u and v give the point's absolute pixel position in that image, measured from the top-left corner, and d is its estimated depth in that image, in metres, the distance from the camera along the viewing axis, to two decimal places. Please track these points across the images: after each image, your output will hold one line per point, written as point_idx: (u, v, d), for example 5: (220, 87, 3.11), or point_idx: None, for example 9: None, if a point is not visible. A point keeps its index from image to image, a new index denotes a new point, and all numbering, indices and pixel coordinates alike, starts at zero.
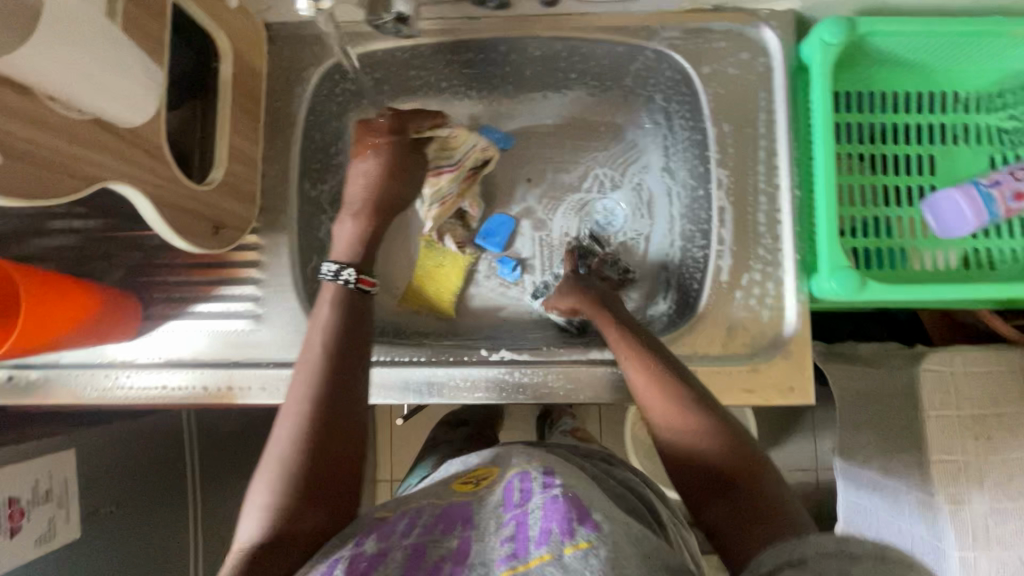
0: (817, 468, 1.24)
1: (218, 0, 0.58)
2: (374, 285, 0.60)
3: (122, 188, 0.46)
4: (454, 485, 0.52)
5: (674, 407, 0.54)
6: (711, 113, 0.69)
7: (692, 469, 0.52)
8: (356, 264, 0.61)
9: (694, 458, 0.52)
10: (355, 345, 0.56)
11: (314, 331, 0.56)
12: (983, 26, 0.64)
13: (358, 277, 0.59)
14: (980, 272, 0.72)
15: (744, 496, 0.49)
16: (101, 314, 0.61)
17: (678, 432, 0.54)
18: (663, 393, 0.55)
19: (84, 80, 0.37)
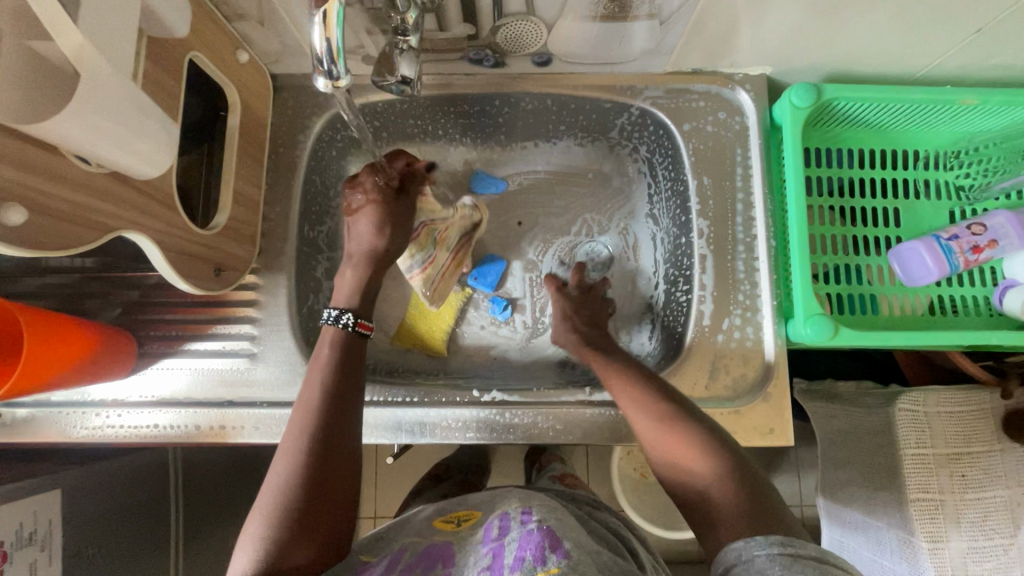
0: (801, 505, 1.26)
1: (230, 56, 0.62)
2: (371, 329, 0.63)
3: (132, 235, 0.48)
4: (436, 523, 0.55)
5: (659, 423, 0.58)
6: (692, 166, 0.73)
7: (685, 480, 0.56)
8: (346, 308, 0.63)
9: (684, 470, 0.56)
10: (350, 383, 0.57)
11: (313, 371, 0.58)
12: (937, 95, 0.70)
13: (354, 320, 0.61)
14: (945, 317, 0.77)
15: (734, 500, 0.53)
16: (98, 355, 0.61)
17: (665, 447, 0.57)
18: (647, 411, 0.59)
19: (108, 139, 0.40)
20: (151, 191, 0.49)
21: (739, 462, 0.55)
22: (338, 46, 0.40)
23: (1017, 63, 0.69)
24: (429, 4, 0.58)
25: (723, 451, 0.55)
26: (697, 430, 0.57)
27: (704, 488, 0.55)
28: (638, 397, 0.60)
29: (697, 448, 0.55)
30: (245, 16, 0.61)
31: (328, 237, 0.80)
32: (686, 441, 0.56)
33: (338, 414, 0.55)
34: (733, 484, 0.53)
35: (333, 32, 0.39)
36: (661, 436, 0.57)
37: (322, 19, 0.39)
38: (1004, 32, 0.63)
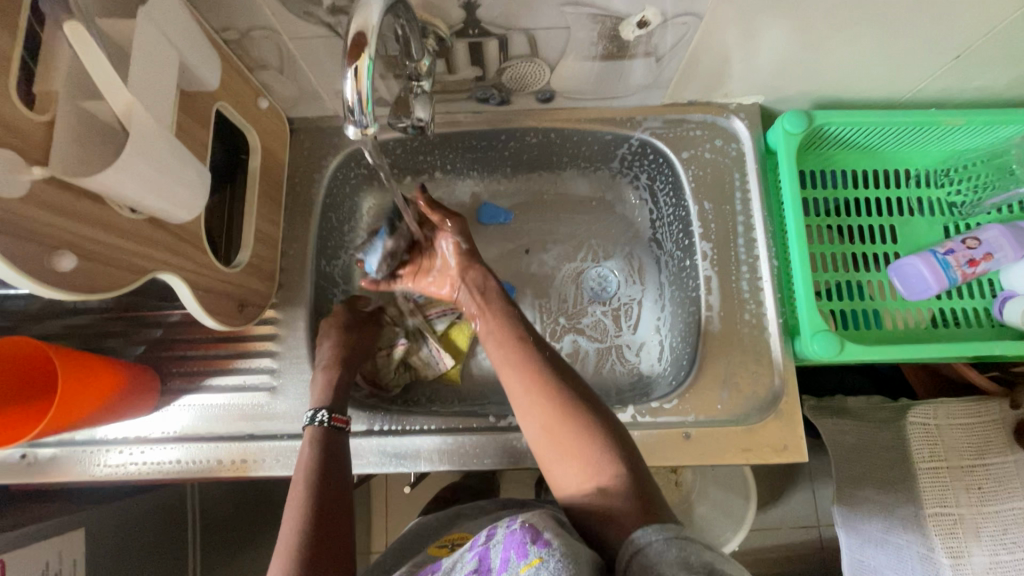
0: (820, 525, 1.25)
1: (251, 103, 0.65)
2: (346, 420, 0.65)
3: (166, 276, 0.50)
4: (431, 550, 0.60)
5: (542, 403, 0.56)
6: (693, 192, 0.76)
7: (560, 462, 0.54)
8: (330, 406, 0.65)
9: (562, 449, 0.54)
10: (334, 476, 0.58)
11: (296, 472, 0.58)
12: (922, 117, 0.73)
13: (330, 416, 0.63)
14: (949, 330, 0.79)
15: (613, 481, 0.51)
16: (124, 394, 0.63)
17: (547, 428, 0.55)
18: (533, 388, 0.57)
19: (150, 187, 0.43)
20: (185, 234, 0.52)
21: (623, 441, 0.53)
22: (368, 100, 0.42)
23: (998, 85, 0.73)
24: (441, 48, 0.62)
25: (606, 429, 0.53)
26: (579, 406, 0.55)
27: (578, 468, 0.53)
28: (525, 374, 0.58)
29: (577, 426, 0.53)
30: (266, 66, 0.65)
31: (342, 271, 0.83)
32: (568, 417, 0.54)
33: (331, 495, 0.56)
34: (615, 463, 0.52)
35: (364, 84, 0.41)
36: (542, 413, 0.55)
37: (353, 73, 0.41)
38: (983, 56, 0.67)
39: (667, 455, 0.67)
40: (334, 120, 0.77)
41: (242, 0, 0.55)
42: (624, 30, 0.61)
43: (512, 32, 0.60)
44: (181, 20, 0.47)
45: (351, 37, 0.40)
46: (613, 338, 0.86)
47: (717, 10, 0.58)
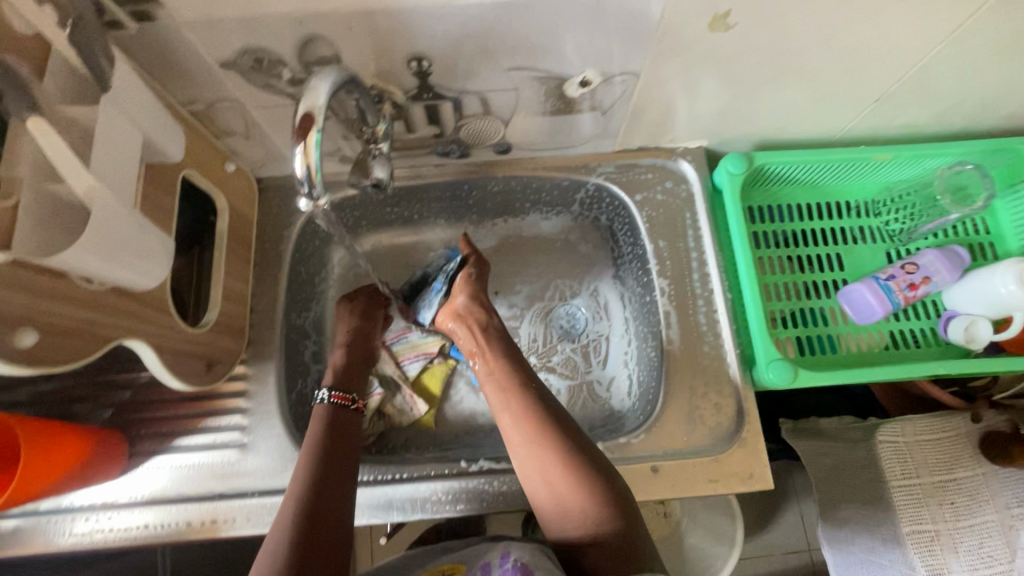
0: (811, 548, 1.25)
1: (218, 168, 0.68)
2: (350, 398, 0.72)
3: (132, 342, 0.52)
4: None
5: (541, 453, 0.58)
6: (648, 232, 0.80)
7: (559, 515, 0.57)
8: (332, 386, 0.73)
9: (562, 505, 0.57)
10: (344, 427, 0.68)
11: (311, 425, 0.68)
12: (852, 154, 0.79)
13: (331, 393, 0.71)
14: (900, 351, 0.83)
15: (608, 535, 0.54)
16: (91, 459, 0.63)
17: (548, 479, 0.58)
18: (531, 438, 0.60)
19: (113, 259, 0.45)
20: (150, 301, 0.54)
21: (619, 493, 0.56)
22: (317, 171, 0.44)
23: (918, 122, 0.79)
24: (398, 111, 0.66)
25: (603, 483, 0.56)
26: (578, 457, 0.57)
27: (576, 523, 0.56)
28: (528, 429, 0.60)
29: (575, 481, 0.56)
30: (232, 132, 0.68)
31: (314, 322, 0.84)
32: (568, 474, 0.57)
33: (341, 441, 0.66)
34: (610, 515, 0.55)
35: (312, 159, 0.43)
36: (542, 466, 0.58)
37: (301, 148, 0.43)
38: (899, 99, 0.73)
39: (639, 490, 0.68)
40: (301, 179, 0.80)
41: (205, 77, 0.58)
42: (568, 89, 0.65)
43: (463, 94, 0.65)
44: (145, 101, 0.50)
45: (299, 117, 0.42)
46: (584, 374, 0.88)
47: (651, 69, 0.63)
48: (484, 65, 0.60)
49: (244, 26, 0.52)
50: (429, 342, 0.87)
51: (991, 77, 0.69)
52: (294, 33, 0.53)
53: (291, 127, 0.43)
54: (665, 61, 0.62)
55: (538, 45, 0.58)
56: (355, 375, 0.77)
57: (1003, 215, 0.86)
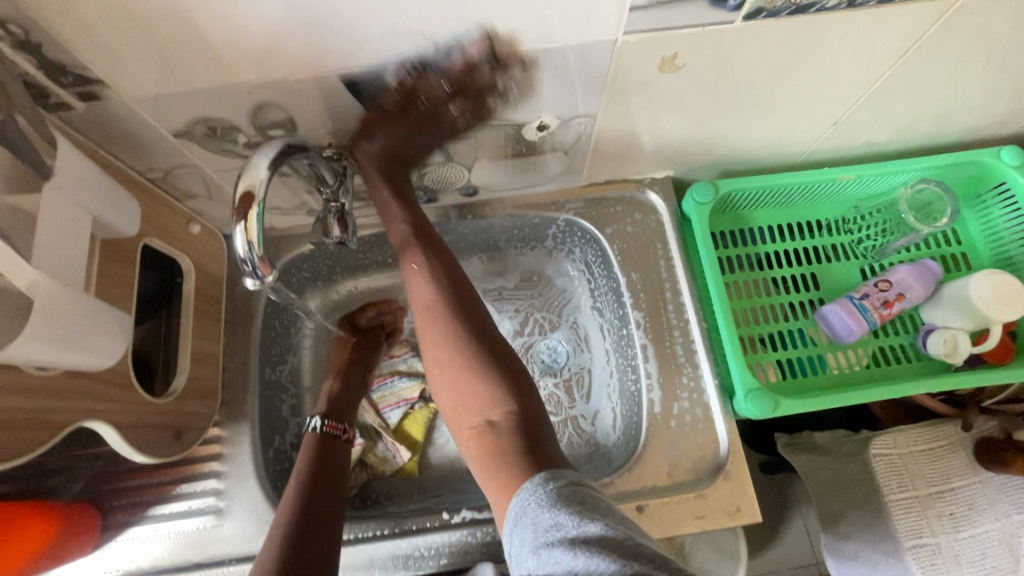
0: (818, 560, 1.19)
1: (181, 231, 0.67)
2: (340, 428, 0.73)
3: (94, 424, 0.51)
4: None
5: (450, 347, 0.63)
6: (620, 265, 0.80)
7: (463, 408, 0.62)
8: (324, 415, 0.74)
9: (467, 401, 0.62)
10: (332, 459, 0.69)
11: (302, 453, 0.69)
12: (815, 176, 0.80)
13: (323, 423, 0.72)
14: (883, 369, 0.82)
15: (501, 428, 0.58)
16: (78, 531, 0.62)
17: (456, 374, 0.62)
18: (443, 334, 0.63)
19: (63, 347, 0.44)
20: (111, 378, 0.53)
21: (521, 391, 0.61)
22: (260, 246, 0.45)
23: (879, 141, 0.79)
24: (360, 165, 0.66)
25: (509, 384, 0.60)
26: (484, 351, 0.62)
27: (474, 415, 0.61)
28: (450, 334, 0.63)
29: (480, 377, 0.61)
30: (194, 195, 0.68)
31: (290, 375, 0.83)
32: (476, 375, 0.61)
33: (328, 474, 0.67)
34: (508, 411, 0.59)
35: (253, 235, 0.44)
36: (452, 361, 0.63)
37: (242, 226, 0.44)
38: (857, 123, 0.74)
39: None
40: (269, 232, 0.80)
41: (159, 146, 0.58)
42: (526, 133, 0.66)
43: (422, 145, 0.65)
44: (94, 179, 0.50)
45: (240, 195, 0.44)
46: (568, 409, 0.87)
47: (606, 110, 0.64)
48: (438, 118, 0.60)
49: (193, 97, 0.52)
50: (408, 387, 0.88)
51: (944, 99, 0.70)
52: (245, 102, 0.54)
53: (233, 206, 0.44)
54: (619, 103, 0.63)
55: (490, 96, 0.58)
56: (348, 401, 0.78)
57: (972, 228, 0.87)
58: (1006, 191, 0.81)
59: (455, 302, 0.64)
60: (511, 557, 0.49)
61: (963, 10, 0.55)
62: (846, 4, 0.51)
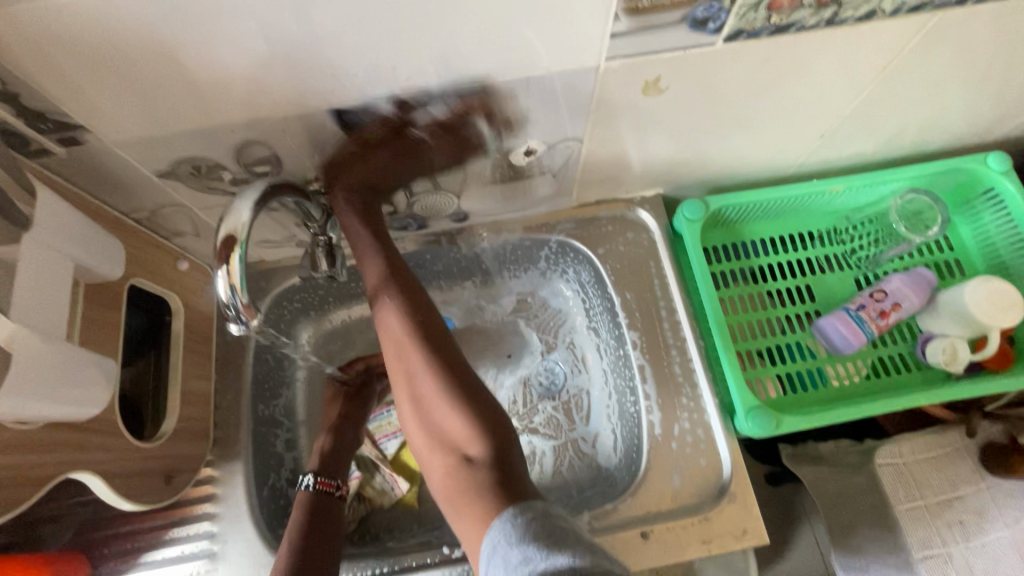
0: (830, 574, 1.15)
1: (168, 270, 0.67)
2: (334, 484, 0.72)
3: (78, 475, 0.50)
4: None
5: (418, 378, 0.59)
6: (614, 284, 0.79)
7: (438, 446, 0.57)
8: (316, 471, 0.73)
9: (442, 437, 0.57)
10: (326, 512, 0.69)
11: (296, 507, 0.69)
12: (804, 190, 0.80)
13: (316, 479, 0.71)
14: (884, 380, 0.82)
15: (474, 463, 0.53)
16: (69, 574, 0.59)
17: (429, 408, 0.58)
18: (410, 364, 0.59)
19: (44, 398, 0.43)
20: (98, 426, 0.52)
21: (495, 422, 0.56)
22: (243, 290, 0.44)
23: (866, 152, 0.79)
24: None
25: (481, 415, 0.56)
26: (450, 382, 0.57)
27: (448, 453, 0.56)
28: (419, 367, 0.59)
29: (451, 409, 0.56)
30: (182, 233, 0.67)
31: (284, 409, 0.81)
32: (449, 408, 0.57)
33: (322, 527, 0.66)
34: (482, 444, 0.54)
35: (236, 279, 0.43)
36: (422, 393, 0.59)
37: (225, 270, 0.43)
38: (843, 136, 0.74)
39: (629, 559, 0.65)
40: (259, 266, 0.79)
41: (144, 186, 0.58)
42: (514, 158, 0.66)
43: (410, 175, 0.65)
44: (76, 225, 0.49)
45: (221, 240, 0.43)
46: (568, 433, 0.85)
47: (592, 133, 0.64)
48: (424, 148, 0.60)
49: (177, 138, 0.52)
50: None
51: (927, 110, 0.70)
52: (228, 140, 0.53)
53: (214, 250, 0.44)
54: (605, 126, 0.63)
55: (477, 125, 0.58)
56: (342, 460, 0.76)
57: (965, 234, 0.87)
58: (996, 197, 0.81)
59: (422, 335, 0.60)
60: None
61: (940, 25, 0.55)
62: (827, 23, 0.52)
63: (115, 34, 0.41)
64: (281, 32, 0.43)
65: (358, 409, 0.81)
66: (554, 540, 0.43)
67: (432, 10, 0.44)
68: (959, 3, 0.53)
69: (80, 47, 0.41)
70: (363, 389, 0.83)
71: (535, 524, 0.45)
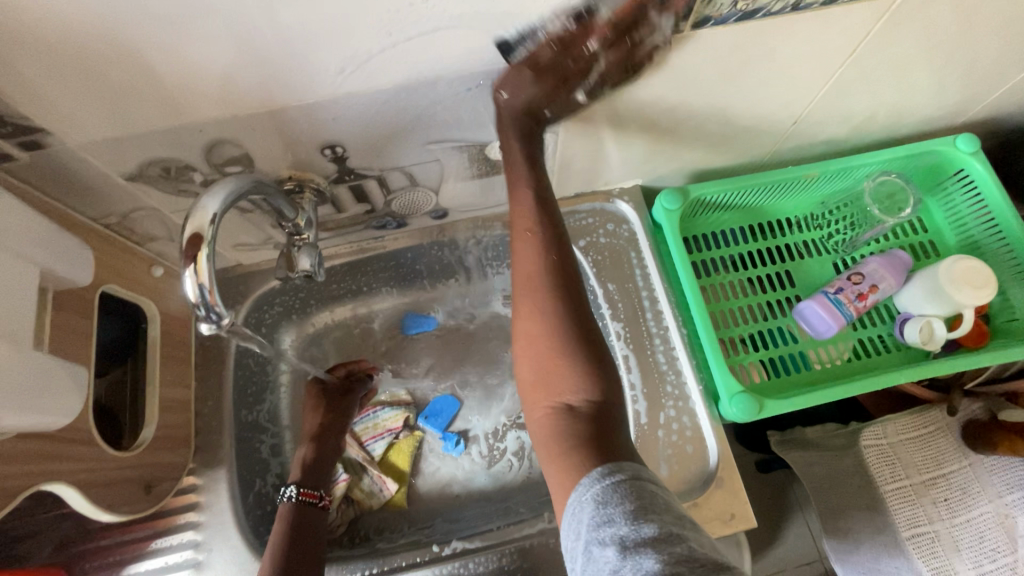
0: (823, 557, 1.16)
1: (143, 276, 0.66)
2: (317, 495, 0.71)
3: (51, 486, 0.49)
4: None
5: (532, 307, 0.54)
6: (596, 276, 0.79)
7: (536, 385, 0.53)
8: (299, 481, 0.72)
9: (544, 377, 0.53)
10: (310, 518, 0.68)
11: (280, 513, 0.68)
12: (781, 176, 0.81)
13: (298, 491, 0.70)
14: (864, 362, 0.83)
15: (579, 414, 0.50)
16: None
17: (538, 342, 0.53)
18: (529, 288, 0.54)
19: (11, 409, 0.42)
20: (70, 436, 0.51)
21: (608, 377, 0.52)
22: (212, 288, 0.44)
23: (839, 137, 0.80)
24: (323, 196, 0.66)
25: (597, 368, 0.51)
26: (569, 319, 0.53)
27: (548, 395, 0.52)
28: (541, 304, 0.53)
29: (565, 351, 0.52)
30: (155, 238, 0.66)
31: (269, 415, 0.80)
32: (560, 349, 0.52)
33: (306, 534, 0.66)
34: (587, 396, 0.51)
35: (204, 277, 0.43)
36: (535, 324, 0.53)
37: (192, 270, 0.42)
38: (815, 121, 0.75)
39: None
40: (237, 270, 0.78)
41: (113, 190, 0.56)
42: (490, 153, 0.66)
43: (385, 171, 0.64)
44: (41, 232, 0.48)
45: (187, 239, 0.42)
46: None
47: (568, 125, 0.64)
48: (399, 143, 0.60)
49: (145, 140, 0.51)
50: (391, 418, 0.86)
51: (896, 93, 0.71)
52: (197, 140, 0.52)
53: (179, 249, 0.43)
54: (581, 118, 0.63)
55: (450, 120, 0.58)
56: (324, 470, 0.74)
57: (937, 216, 0.89)
58: (966, 177, 0.83)
59: (559, 278, 0.54)
60: (563, 546, 0.46)
61: (904, 8, 0.56)
62: (792, 8, 0.52)
63: (73, 35, 0.40)
64: (244, 29, 0.43)
65: (338, 417, 0.79)
66: (642, 505, 0.42)
67: (397, 3, 0.43)
68: None
69: (36, 47, 0.40)
70: (345, 396, 0.80)
71: (623, 482, 0.44)
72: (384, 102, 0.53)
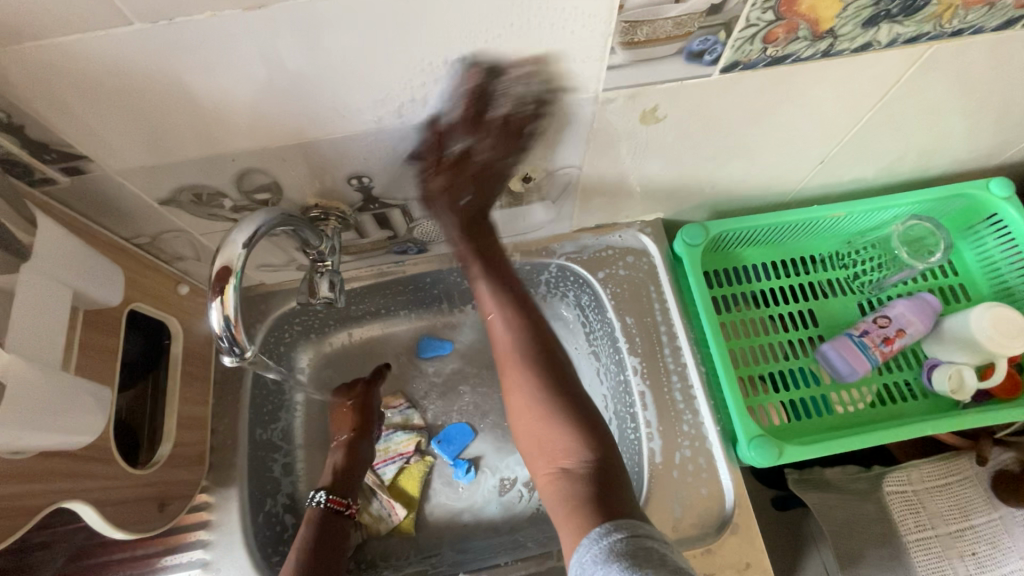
0: None
1: (170, 294, 0.67)
2: (344, 502, 0.74)
3: (69, 503, 0.50)
4: None
5: (516, 387, 0.61)
6: (614, 308, 0.79)
7: (538, 453, 0.59)
8: (328, 487, 0.74)
9: (541, 444, 0.58)
10: (335, 525, 0.72)
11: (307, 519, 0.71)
12: (805, 216, 0.80)
13: (327, 497, 0.73)
14: (891, 407, 0.80)
15: (572, 472, 0.54)
16: None
17: (533, 417, 0.59)
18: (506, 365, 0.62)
19: (39, 429, 0.43)
20: (93, 453, 0.52)
21: (597, 437, 0.56)
22: (237, 319, 0.46)
23: (866, 178, 0.79)
24: (347, 222, 0.66)
25: (587, 432, 0.56)
26: (552, 390, 0.59)
27: (547, 460, 0.57)
28: (520, 373, 0.61)
29: (553, 420, 0.58)
30: (182, 257, 0.67)
31: (282, 433, 0.81)
32: (547, 417, 0.58)
33: (331, 538, 0.70)
34: (580, 458, 0.55)
35: (230, 309, 0.45)
36: (524, 399, 0.60)
37: (220, 301, 0.45)
38: (842, 161, 0.74)
39: None
40: (261, 289, 0.80)
41: (146, 212, 0.58)
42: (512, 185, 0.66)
43: (408, 202, 0.65)
44: (75, 255, 0.49)
45: (218, 269, 0.45)
46: None
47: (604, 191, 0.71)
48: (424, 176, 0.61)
49: (178, 166, 0.53)
50: (403, 441, 0.85)
51: (927, 137, 0.70)
52: (228, 169, 0.54)
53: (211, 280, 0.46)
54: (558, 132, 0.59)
55: None
56: (354, 476, 0.77)
57: (968, 258, 0.87)
58: (998, 223, 0.81)
59: (537, 351, 0.61)
60: None
61: (935, 57, 0.56)
62: (822, 54, 0.52)
63: (106, 64, 0.41)
64: (278, 68, 0.44)
65: (366, 424, 0.81)
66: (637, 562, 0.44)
67: (433, 57, 0.45)
68: (954, 35, 0.53)
69: (80, 81, 0.42)
70: (371, 404, 0.83)
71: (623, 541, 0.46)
72: (412, 140, 0.55)
